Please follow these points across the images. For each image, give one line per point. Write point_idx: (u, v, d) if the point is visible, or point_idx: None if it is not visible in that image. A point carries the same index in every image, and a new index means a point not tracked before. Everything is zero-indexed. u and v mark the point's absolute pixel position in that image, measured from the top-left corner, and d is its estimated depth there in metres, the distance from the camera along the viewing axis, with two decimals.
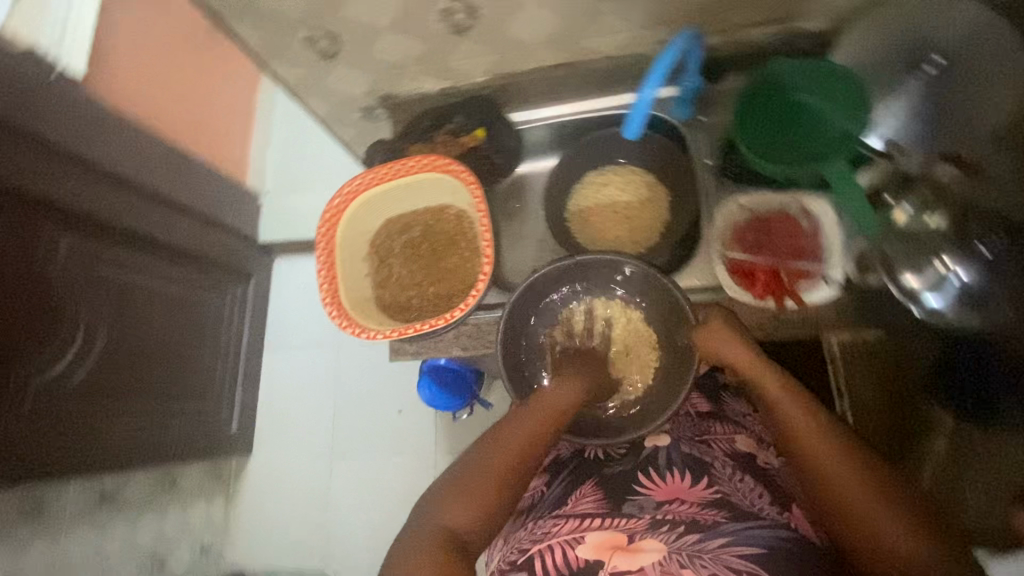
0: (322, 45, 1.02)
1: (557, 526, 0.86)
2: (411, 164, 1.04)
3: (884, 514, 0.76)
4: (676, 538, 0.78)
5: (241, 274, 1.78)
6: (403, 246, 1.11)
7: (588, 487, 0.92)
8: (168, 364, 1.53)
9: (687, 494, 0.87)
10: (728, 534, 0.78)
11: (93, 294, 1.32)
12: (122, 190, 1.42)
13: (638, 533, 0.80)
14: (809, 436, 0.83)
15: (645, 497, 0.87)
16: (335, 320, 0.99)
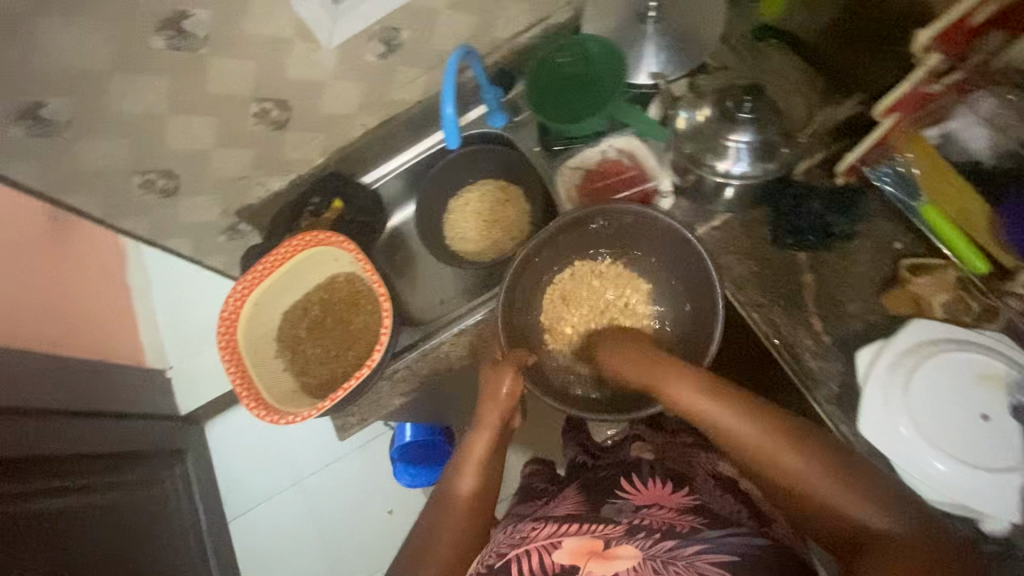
0: (274, 116, 0.86)
1: (535, 531, 0.76)
2: (285, 250, 0.86)
3: (818, 482, 0.63)
4: (653, 546, 0.68)
5: (175, 451, 1.65)
6: (309, 333, 0.91)
7: (574, 494, 0.85)
8: (139, 554, 1.36)
9: (670, 499, 0.78)
10: (704, 542, 0.68)
11: (54, 432, 1.32)
12: (18, 413, 1.27)
13: (616, 540, 0.70)
14: (756, 436, 0.67)
15: (625, 501, 0.79)
16: (267, 422, 0.80)
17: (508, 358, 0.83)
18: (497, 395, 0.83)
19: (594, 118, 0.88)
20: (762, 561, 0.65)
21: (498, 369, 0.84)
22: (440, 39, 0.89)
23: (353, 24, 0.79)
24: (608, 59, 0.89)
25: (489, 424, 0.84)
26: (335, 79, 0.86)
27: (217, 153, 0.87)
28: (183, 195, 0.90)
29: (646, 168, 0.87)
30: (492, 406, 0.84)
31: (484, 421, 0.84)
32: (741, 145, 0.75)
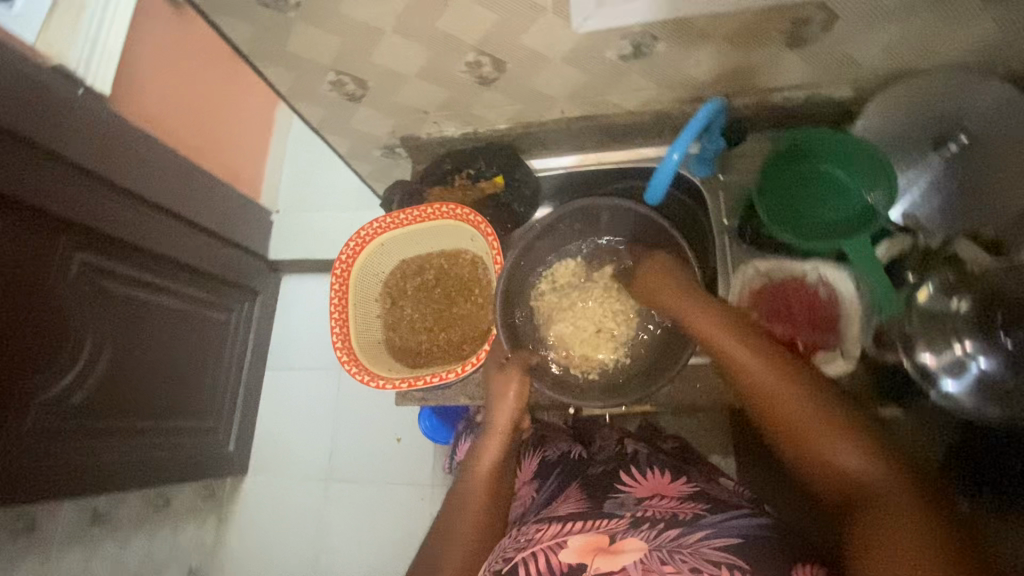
0: (484, 71, 0.78)
1: (540, 532, 0.69)
2: (432, 210, 0.83)
3: (829, 437, 0.57)
4: (658, 536, 0.63)
5: (249, 290, 1.74)
6: (414, 292, 0.88)
7: (575, 491, 0.80)
8: (179, 367, 1.47)
9: (670, 490, 0.74)
10: (707, 528, 0.63)
11: (162, 233, 1.41)
12: (137, 206, 1.34)
13: (621, 533, 0.65)
14: (779, 393, 0.61)
15: (626, 495, 0.74)
16: (346, 369, 0.79)
17: (516, 366, 0.79)
18: (504, 399, 0.79)
19: (821, 244, 0.73)
20: (771, 545, 0.61)
21: (504, 373, 0.80)
22: (695, 63, 0.76)
23: (616, 17, 0.67)
24: (867, 178, 0.75)
25: (496, 436, 0.79)
26: (564, 61, 0.76)
27: (413, 81, 0.81)
28: (363, 104, 0.86)
29: (838, 322, 0.76)
30: (501, 412, 0.79)
31: (492, 433, 0.79)
32: (969, 355, 0.64)
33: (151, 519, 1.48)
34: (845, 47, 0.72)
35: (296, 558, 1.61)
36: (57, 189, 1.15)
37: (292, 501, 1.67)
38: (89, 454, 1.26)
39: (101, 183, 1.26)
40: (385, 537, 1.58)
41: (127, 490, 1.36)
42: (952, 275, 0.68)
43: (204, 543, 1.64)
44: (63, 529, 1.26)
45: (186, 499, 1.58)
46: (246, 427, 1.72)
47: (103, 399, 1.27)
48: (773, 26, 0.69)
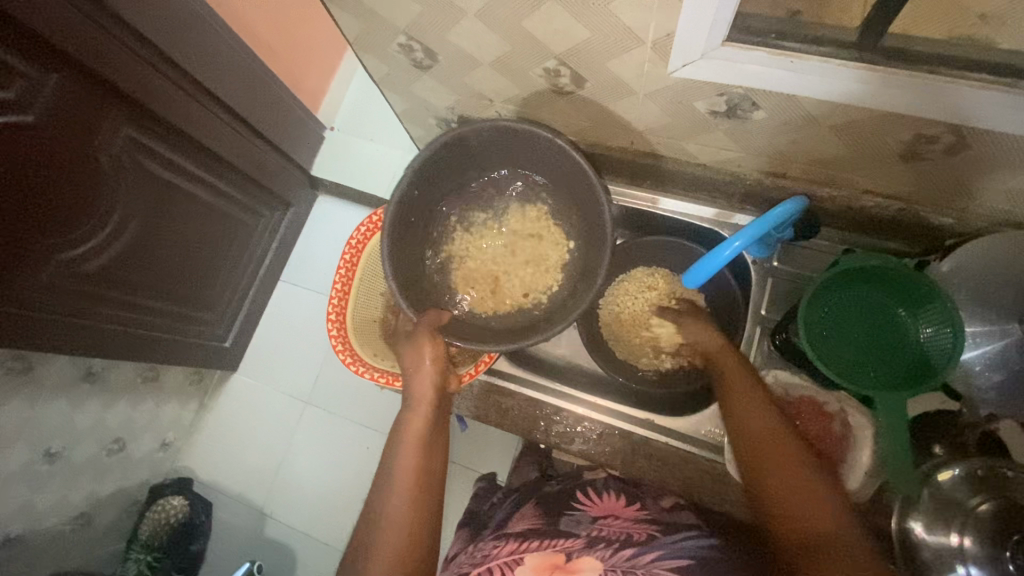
0: (561, 81, 0.71)
1: (496, 548, 0.67)
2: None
3: (816, 500, 0.55)
4: (614, 555, 0.61)
5: (283, 202, 1.74)
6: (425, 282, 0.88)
7: (530, 509, 0.77)
8: (195, 259, 1.50)
9: (623, 512, 0.72)
10: (660, 549, 0.61)
11: (215, 127, 1.40)
12: (196, 96, 1.33)
13: (577, 552, 0.62)
14: (779, 451, 0.60)
15: (582, 513, 0.73)
16: (331, 343, 0.78)
17: (427, 324, 0.76)
18: (419, 367, 0.74)
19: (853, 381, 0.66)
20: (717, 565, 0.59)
21: (415, 342, 0.76)
22: (789, 140, 0.68)
23: (720, 73, 0.59)
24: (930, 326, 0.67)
25: (422, 404, 0.73)
26: (648, 97, 0.69)
27: (486, 70, 0.75)
28: (429, 73, 0.80)
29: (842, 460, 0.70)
30: (422, 379, 0.73)
31: (415, 399, 0.73)
32: (961, 550, 0.64)
33: (137, 388, 1.55)
34: (963, 176, 0.64)
35: (259, 463, 1.69)
36: (121, 60, 1.13)
37: (270, 410, 1.73)
38: (93, 319, 1.31)
39: (165, 63, 1.23)
40: (344, 473, 1.63)
41: (123, 358, 1.42)
42: (983, 467, 0.64)
43: (181, 424, 1.71)
44: (55, 377, 1.33)
45: (174, 378, 1.65)
46: (246, 328, 1.76)
47: (117, 270, 1.31)
48: (889, 132, 0.61)
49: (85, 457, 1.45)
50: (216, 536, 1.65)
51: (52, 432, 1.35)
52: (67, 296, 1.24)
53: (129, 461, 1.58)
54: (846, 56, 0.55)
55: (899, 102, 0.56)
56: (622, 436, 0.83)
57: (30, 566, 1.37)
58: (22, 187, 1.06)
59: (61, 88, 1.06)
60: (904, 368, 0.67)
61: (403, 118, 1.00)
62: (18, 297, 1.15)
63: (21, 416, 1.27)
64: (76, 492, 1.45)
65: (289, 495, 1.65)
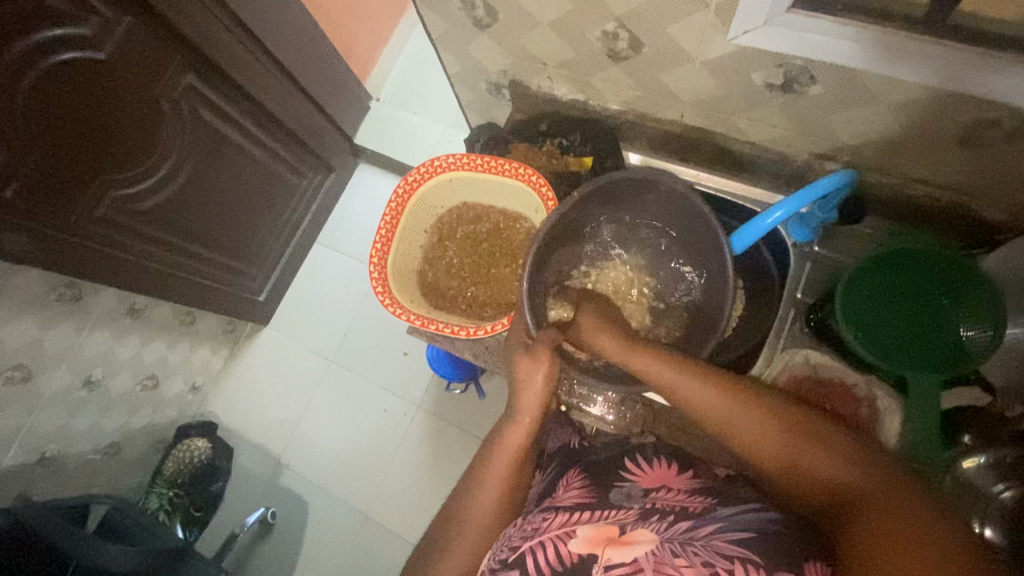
0: (618, 46, 0.72)
1: (547, 521, 0.65)
2: (512, 168, 0.82)
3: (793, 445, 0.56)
4: (668, 528, 0.58)
5: (325, 165, 1.78)
6: (463, 237, 0.90)
7: (576, 476, 0.73)
8: (238, 210, 1.55)
9: (674, 482, 0.68)
10: (717, 521, 0.57)
11: (269, 83, 1.44)
12: (253, 52, 1.37)
13: (630, 524, 0.60)
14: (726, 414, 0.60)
15: (632, 485, 0.69)
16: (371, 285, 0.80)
17: (547, 345, 0.73)
18: (532, 382, 0.73)
19: (887, 364, 0.66)
20: (782, 537, 0.54)
21: (534, 358, 0.74)
22: (841, 118, 0.68)
23: (780, 41, 0.60)
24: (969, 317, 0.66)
25: (524, 418, 0.72)
26: (704, 66, 0.69)
27: (544, 32, 0.76)
28: (487, 33, 0.82)
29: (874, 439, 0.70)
30: (530, 396, 0.73)
31: (519, 415, 0.72)
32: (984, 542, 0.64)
33: (174, 330, 1.61)
34: (1020, 169, 0.63)
35: (280, 415, 1.75)
36: (189, 8, 1.18)
37: (295, 366, 1.78)
38: (141, 256, 1.37)
39: (229, 17, 1.28)
40: (361, 433, 1.68)
41: (164, 298, 1.48)
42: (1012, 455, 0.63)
43: (210, 371, 1.78)
44: (102, 309, 1.39)
45: (209, 324, 1.71)
46: (279, 285, 1.82)
47: (168, 211, 1.37)
48: (950, 115, 0.61)
49: (119, 390, 1.51)
50: (236, 480, 1.71)
51: (93, 361, 1.41)
52: (120, 231, 1.30)
53: (159, 400, 1.65)
54: (911, 29, 0.55)
55: (962, 82, 0.56)
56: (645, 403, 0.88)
57: (64, 485, 1.44)
58: (86, 121, 1.12)
59: (133, 31, 1.12)
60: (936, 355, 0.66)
61: (455, 81, 1.02)
62: (76, 226, 1.21)
63: (68, 341, 1.34)
64: (110, 421, 1.52)
65: (306, 448, 1.70)
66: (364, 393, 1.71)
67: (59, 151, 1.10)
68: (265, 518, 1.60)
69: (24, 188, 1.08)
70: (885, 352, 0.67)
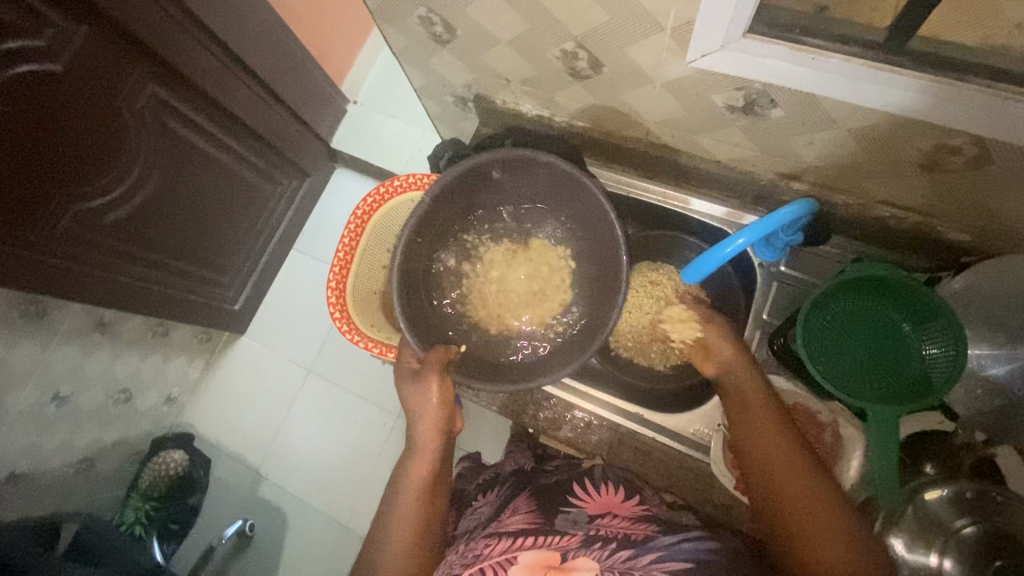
0: (578, 65, 0.70)
1: (489, 547, 0.66)
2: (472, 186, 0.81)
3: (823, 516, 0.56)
4: (610, 556, 0.60)
5: (301, 172, 1.75)
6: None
7: (525, 502, 0.75)
8: (209, 220, 1.52)
9: (620, 509, 0.70)
10: (657, 550, 0.60)
11: (238, 89, 1.41)
12: (219, 58, 1.33)
13: (573, 552, 0.62)
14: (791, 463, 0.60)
15: (578, 511, 0.70)
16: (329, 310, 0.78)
17: (433, 364, 0.72)
18: (427, 409, 0.73)
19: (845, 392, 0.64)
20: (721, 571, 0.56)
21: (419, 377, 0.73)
22: (803, 140, 0.66)
23: (738, 65, 0.58)
24: (930, 344, 0.65)
25: (427, 454, 0.73)
26: (665, 88, 0.67)
27: (504, 49, 0.74)
28: (447, 48, 0.80)
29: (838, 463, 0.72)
30: (426, 424, 0.73)
31: (422, 448, 0.73)
32: (940, 572, 0.63)
33: (146, 342, 1.58)
34: (982, 192, 0.61)
35: (257, 425, 1.72)
36: (147, 14, 1.14)
37: (273, 376, 1.76)
38: (106, 270, 1.33)
39: (192, 23, 1.24)
40: (341, 443, 1.66)
41: (136, 311, 1.45)
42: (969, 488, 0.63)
43: (186, 382, 1.75)
44: (68, 324, 1.36)
45: (183, 335, 1.68)
46: (256, 293, 1.79)
47: (134, 224, 1.34)
48: (910, 141, 0.60)
49: (90, 405, 1.48)
50: (213, 492, 1.69)
51: (60, 377, 1.38)
52: (84, 245, 1.27)
53: (132, 413, 1.62)
54: (868, 56, 0.54)
55: (921, 110, 0.55)
56: (611, 427, 0.84)
57: (35, 502, 1.41)
58: (45, 135, 1.08)
59: (89, 40, 1.08)
60: (895, 383, 0.66)
61: (420, 93, 0.99)
62: (38, 242, 1.17)
63: (34, 357, 1.31)
64: (82, 436, 1.50)
65: (284, 459, 1.68)
66: (343, 403, 1.69)
67: (16, 166, 1.07)
68: (243, 531, 1.58)
69: None
70: (844, 379, 0.67)
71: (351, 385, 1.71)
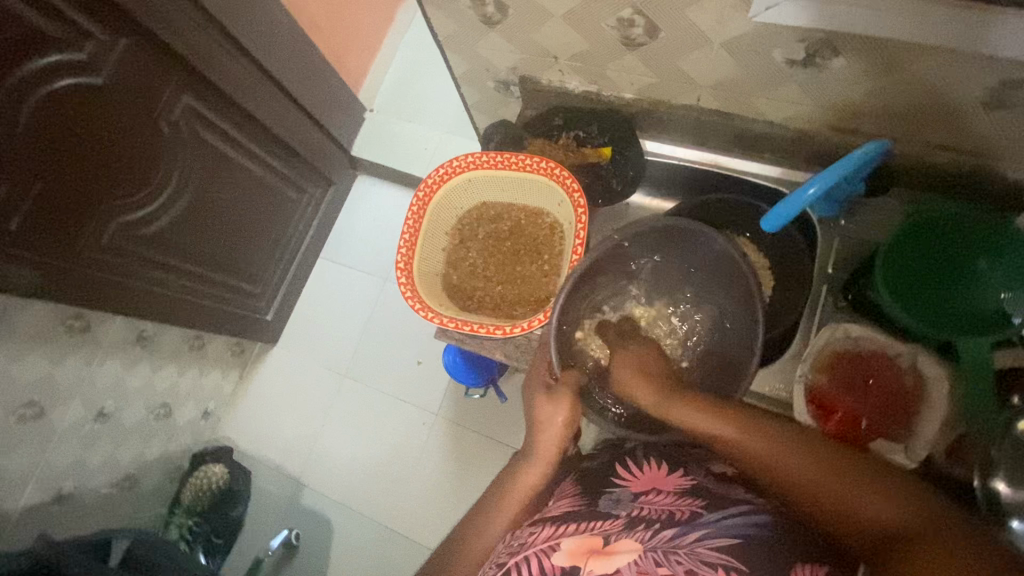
0: (633, 33, 0.72)
1: (535, 534, 0.64)
2: (529, 162, 0.82)
3: (833, 480, 0.58)
4: (653, 537, 0.58)
5: (326, 179, 1.77)
6: (485, 237, 0.89)
7: (569, 485, 0.73)
8: (242, 230, 1.53)
9: (666, 484, 0.67)
10: (705, 527, 0.57)
11: (265, 98, 1.43)
12: (246, 66, 1.35)
13: (615, 535, 0.60)
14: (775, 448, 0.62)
15: (621, 491, 0.67)
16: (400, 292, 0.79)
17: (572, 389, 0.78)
18: (552, 423, 0.77)
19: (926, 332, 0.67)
20: (773, 543, 0.55)
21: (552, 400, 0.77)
22: (862, 89, 0.68)
23: (803, 15, 0.59)
24: (1006, 288, 0.68)
25: (544, 457, 0.76)
26: (722, 48, 0.69)
27: (555, 24, 0.75)
28: (496, 30, 0.81)
29: (915, 416, 0.74)
30: (547, 437, 0.76)
31: (540, 456, 0.76)
32: None
33: (183, 355, 1.59)
34: None
35: (296, 433, 1.72)
36: (182, 27, 1.17)
37: (308, 384, 1.76)
38: (146, 282, 1.34)
39: (221, 34, 1.26)
40: (379, 444, 1.66)
41: (174, 324, 1.46)
42: None
43: (222, 396, 1.75)
44: (111, 338, 1.37)
45: (217, 348, 1.69)
46: (286, 302, 1.80)
47: (172, 235, 1.35)
48: (973, 80, 0.61)
49: (131, 421, 1.48)
50: (255, 504, 1.68)
51: (101, 393, 1.38)
52: (126, 258, 1.28)
53: (171, 428, 1.61)
54: None
55: (987, 44, 0.56)
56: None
57: (83, 521, 1.41)
58: (88, 148, 1.10)
59: (128, 53, 1.10)
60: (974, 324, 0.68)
61: (461, 82, 1.01)
62: (84, 256, 1.19)
63: (79, 373, 1.31)
64: (125, 452, 1.49)
65: (326, 465, 1.67)
66: (381, 406, 1.69)
67: (63, 179, 1.08)
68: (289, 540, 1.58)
69: (28, 218, 1.06)
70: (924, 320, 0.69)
71: (387, 387, 1.70)
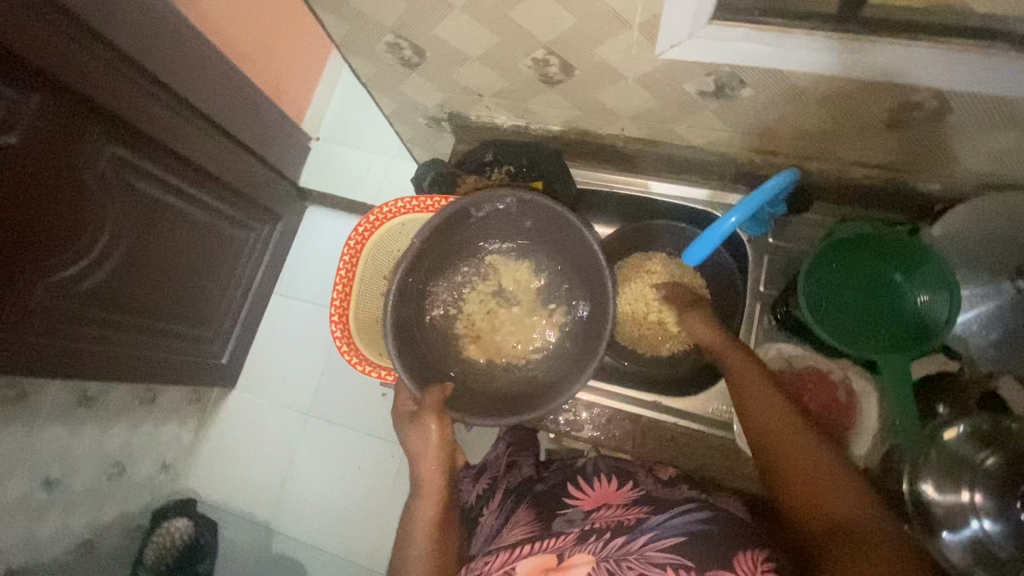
0: (550, 71, 0.72)
1: (488, 563, 0.65)
2: None
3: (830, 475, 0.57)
4: (606, 546, 0.59)
5: (273, 214, 1.73)
6: None
7: (524, 512, 0.74)
8: (186, 275, 1.48)
9: (614, 498, 0.70)
10: (651, 531, 0.60)
11: (199, 140, 1.39)
12: (176, 109, 1.31)
13: (568, 550, 0.61)
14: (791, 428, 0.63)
15: (574, 510, 0.70)
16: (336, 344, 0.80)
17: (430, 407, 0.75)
18: (425, 450, 0.76)
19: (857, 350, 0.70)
20: (716, 536, 0.58)
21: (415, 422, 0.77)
22: (773, 115, 0.69)
23: (706, 51, 0.60)
24: (923, 294, 0.72)
25: (431, 489, 0.76)
26: (636, 82, 0.70)
27: (473, 64, 0.75)
28: (417, 71, 0.81)
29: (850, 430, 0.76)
30: (426, 466, 0.76)
31: (426, 488, 0.76)
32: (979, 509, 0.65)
33: (134, 409, 1.53)
34: (945, 144, 0.66)
35: (262, 476, 1.67)
36: (102, 76, 1.12)
37: (271, 425, 1.71)
38: (83, 341, 1.28)
39: (146, 78, 1.22)
40: (347, 480, 1.63)
41: (119, 379, 1.40)
42: (987, 424, 0.67)
43: (181, 447, 1.69)
44: (51, 403, 1.30)
45: (172, 398, 1.63)
46: (242, 343, 1.75)
47: (110, 290, 1.29)
48: (875, 104, 0.63)
49: (82, 486, 1.41)
50: (223, 556, 1.63)
51: (46, 462, 1.31)
52: (60, 319, 1.22)
53: (127, 487, 1.55)
54: (828, 26, 0.55)
55: (880, 72, 0.58)
56: (631, 418, 0.87)
57: None
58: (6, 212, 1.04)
59: (43, 108, 1.05)
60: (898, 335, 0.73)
61: (393, 119, 1.00)
62: (10, 323, 1.13)
63: (17, 445, 1.24)
64: (79, 519, 1.42)
65: (296, 508, 1.63)
66: (348, 440, 1.66)
67: None
68: None
69: None
70: (851, 336, 0.73)
71: (353, 420, 1.67)
